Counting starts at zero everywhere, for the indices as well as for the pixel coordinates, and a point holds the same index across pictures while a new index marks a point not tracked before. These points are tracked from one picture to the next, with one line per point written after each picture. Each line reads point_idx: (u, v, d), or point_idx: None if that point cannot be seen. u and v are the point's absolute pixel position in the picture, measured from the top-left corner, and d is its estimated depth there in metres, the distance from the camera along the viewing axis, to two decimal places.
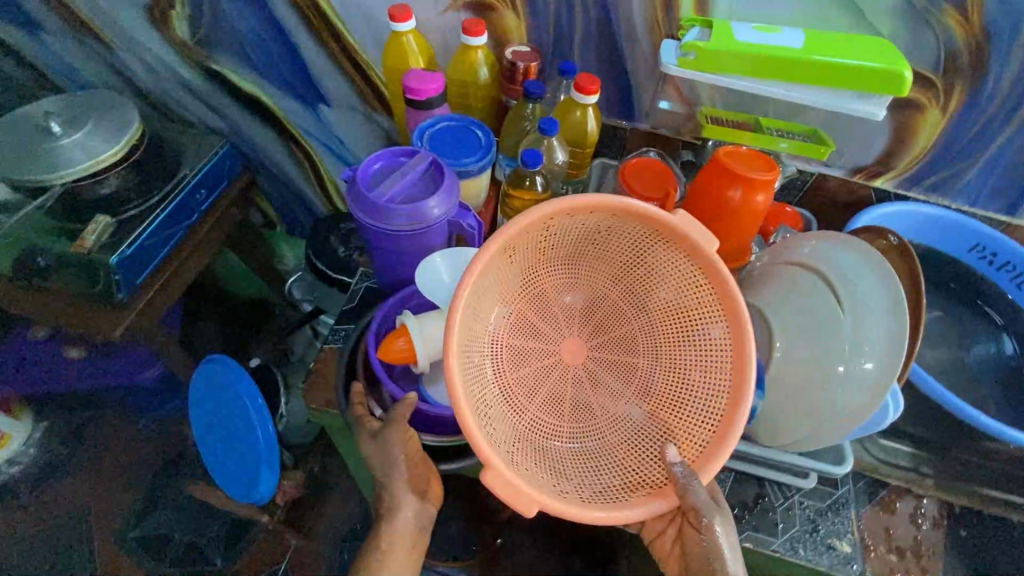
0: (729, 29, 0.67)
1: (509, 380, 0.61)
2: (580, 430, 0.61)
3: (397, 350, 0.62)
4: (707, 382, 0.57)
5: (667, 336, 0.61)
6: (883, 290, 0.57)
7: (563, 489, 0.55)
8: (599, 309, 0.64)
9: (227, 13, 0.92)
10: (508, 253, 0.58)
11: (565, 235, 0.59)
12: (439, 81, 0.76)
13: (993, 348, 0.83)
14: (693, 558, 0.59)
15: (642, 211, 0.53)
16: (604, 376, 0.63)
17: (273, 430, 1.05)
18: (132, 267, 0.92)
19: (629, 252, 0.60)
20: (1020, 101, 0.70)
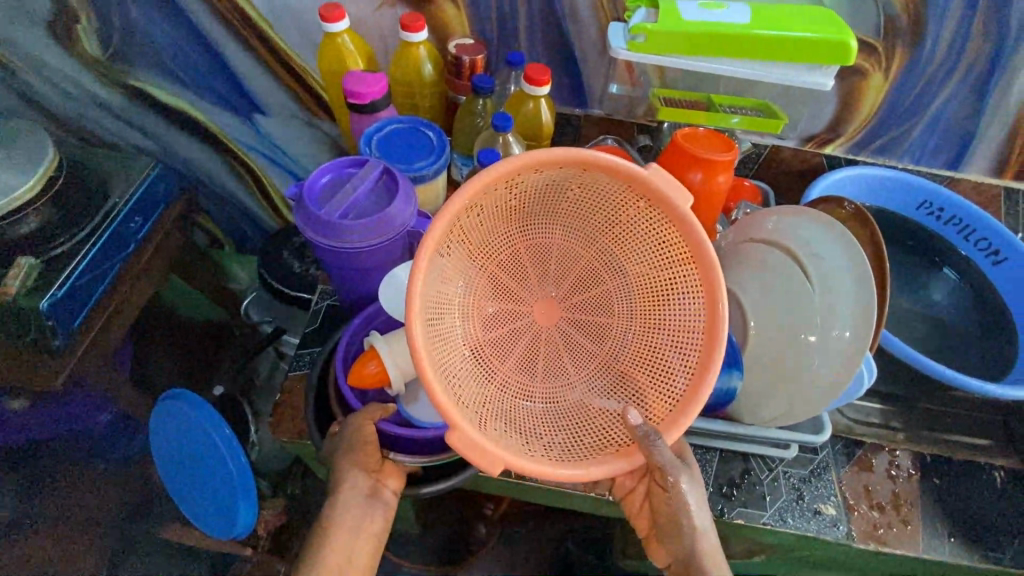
0: (675, 9, 0.65)
1: (482, 345, 0.59)
2: (552, 390, 0.60)
3: (368, 375, 0.60)
4: (680, 341, 0.55)
5: (642, 293, 0.58)
6: (848, 261, 0.57)
7: (531, 449, 0.54)
8: (573, 267, 0.61)
9: (141, 23, 0.85)
10: (473, 215, 0.54)
11: (535, 192, 0.55)
12: (382, 82, 0.72)
13: (950, 295, 0.84)
14: (662, 513, 0.61)
15: (615, 164, 0.49)
16: (580, 337, 0.61)
17: (246, 462, 1.00)
18: (67, 310, 0.85)
19: (603, 210, 0.57)
20: (957, 59, 0.72)
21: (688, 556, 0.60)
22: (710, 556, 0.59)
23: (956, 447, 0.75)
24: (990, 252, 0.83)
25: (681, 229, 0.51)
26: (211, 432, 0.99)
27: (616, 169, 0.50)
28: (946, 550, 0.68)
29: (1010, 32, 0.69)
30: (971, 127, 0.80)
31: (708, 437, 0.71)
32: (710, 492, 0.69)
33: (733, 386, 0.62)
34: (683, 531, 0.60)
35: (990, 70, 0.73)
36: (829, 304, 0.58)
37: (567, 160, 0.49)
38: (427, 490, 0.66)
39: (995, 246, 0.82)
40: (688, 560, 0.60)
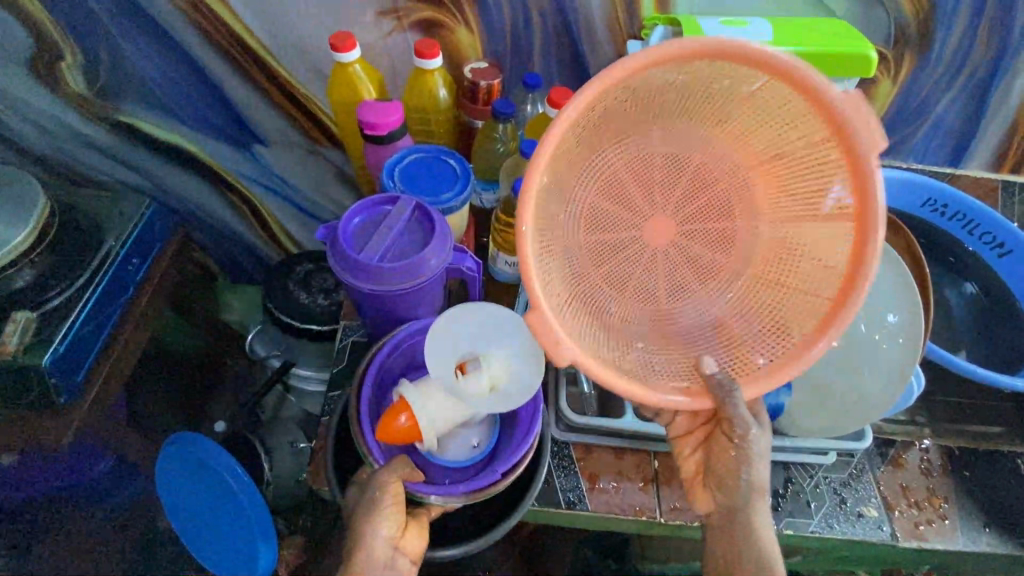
0: (698, 27, 0.66)
1: (581, 248, 0.58)
2: (642, 308, 0.60)
3: (397, 429, 0.57)
4: (807, 294, 0.55)
5: (772, 229, 0.57)
6: (892, 278, 0.61)
7: (604, 354, 0.54)
8: (703, 189, 0.59)
9: (132, 57, 0.81)
10: (620, 103, 0.51)
11: (699, 92, 0.51)
12: (399, 110, 0.70)
13: (959, 289, 0.86)
14: (719, 464, 0.57)
15: (815, 84, 0.45)
16: (688, 259, 0.61)
17: (258, 490, 0.87)
18: (70, 364, 0.80)
19: (766, 133, 0.53)
20: (961, 63, 0.75)
21: (737, 507, 0.57)
22: (759, 517, 0.57)
23: (982, 438, 0.77)
24: (995, 246, 0.85)
25: (847, 181, 0.49)
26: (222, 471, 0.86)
27: (811, 87, 0.45)
28: (984, 540, 0.71)
29: (1011, 36, 0.72)
30: (973, 127, 0.82)
31: None
32: None
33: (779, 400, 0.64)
34: (740, 487, 0.56)
35: (992, 71, 0.76)
36: (874, 309, 0.62)
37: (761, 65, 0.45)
38: (443, 554, 0.64)
39: (1000, 239, 0.84)
40: (737, 511, 0.57)
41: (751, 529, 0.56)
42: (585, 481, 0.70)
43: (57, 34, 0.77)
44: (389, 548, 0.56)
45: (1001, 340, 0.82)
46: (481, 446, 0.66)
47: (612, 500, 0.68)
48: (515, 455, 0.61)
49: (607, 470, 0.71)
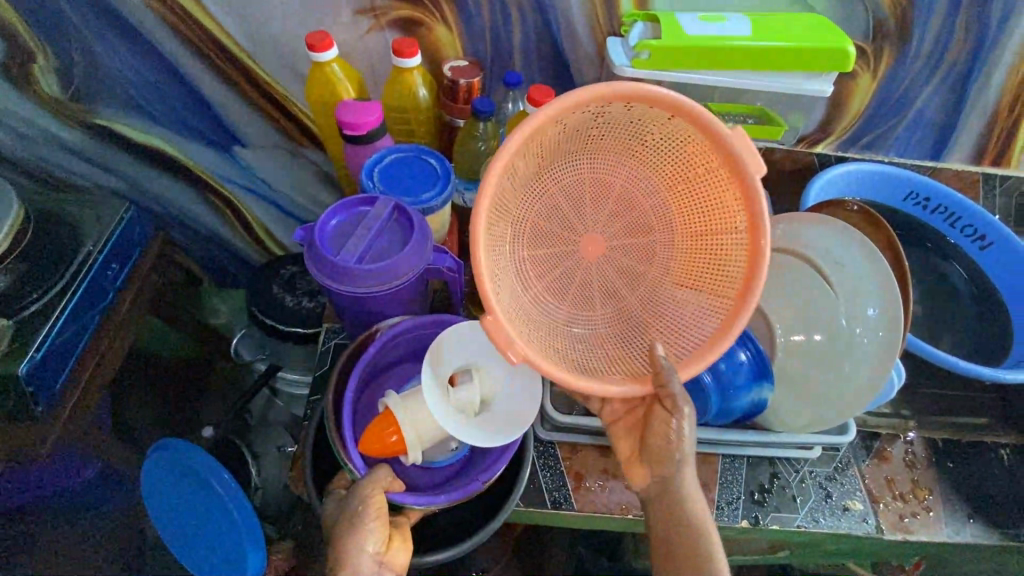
0: (677, 24, 0.66)
1: (528, 257, 0.59)
2: (581, 316, 0.61)
3: (380, 443, 0.57)
4: (711, 297, 0.56)
5: (687, 245, 0.58)
6: (868, 268, 0.62)
7: (551, 354, 0.55)
8: (631, 210, 0.60)
9: (107, 58, 0.79)
10: (555, 131, 0.53)
11: (615, 126, 0.55)
12: (377, 110, 0.69)
13: (941, 282, 0.87)
14: (655, 435, 0.56)
15: (700, 116, 0.49)
16: (620, 269, 0.61)
17: (247, 497, 0.84)
18: (48, 372, 0.78)
19: (675, 159, 0.56)
20: (939, 56, 0.75)
21: (667, 470, 0.56)
22: (687, 483, 0.56)
23: (965, 429, 0.77)
24: (976, 239, 0.86)
25: (740, 195, 0.52)
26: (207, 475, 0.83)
27: (696, 118, 0.49)
28: (968, 531, 0.71)
29: (988, 29, 0.73)
30: (953, 120, 0.83)
31: (735, 446, 0.71)
32: (744, 501, 0.69)
33: (764, 397, 0.63)
34: (675, 454, 0.55)
35: (970, 65, 0.76)
36: (855, 306, 0.62)
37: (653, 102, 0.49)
38: (432, 559, 0.63)
39: (981, 232, 0.85)
40: (669, 475, 0.56)
41: (682, 498, 0.56)
42: (572, 481, 0.69)
43: (29, 35, 0.75)
44: (374, 564, 0.54)
45: (981, 331, 0.82)
46: (460, 449, 0.66)
47: (599, 500, 0.68)
48: (497, 461, 0.61)
49: (594, 469, 0.70)
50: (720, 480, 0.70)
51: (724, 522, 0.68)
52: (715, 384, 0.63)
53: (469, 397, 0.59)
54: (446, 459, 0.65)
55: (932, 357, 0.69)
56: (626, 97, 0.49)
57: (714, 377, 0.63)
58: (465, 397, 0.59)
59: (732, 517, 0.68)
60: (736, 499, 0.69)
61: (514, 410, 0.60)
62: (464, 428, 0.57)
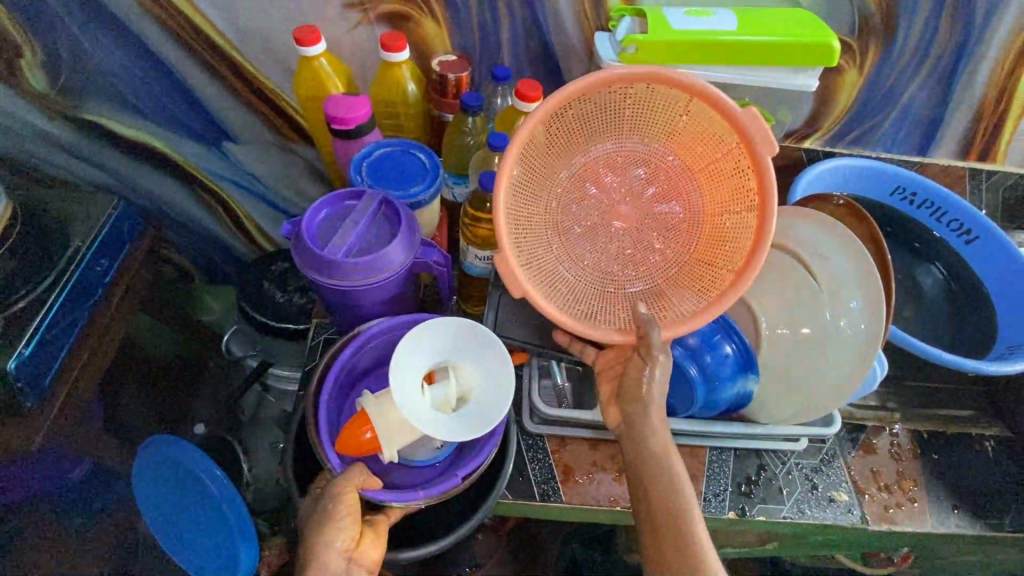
0: (663, 18, 0.67)
1: (553, 221, 0.62)
2: (600, 281, 0.63)
3: (356, 443, 0.58)
4: (717, 269, 0.59)
5: (707, 223, 0.60)
6: (851, 264, 0.62)
7: (552, 298, 0.59)
8: (658, 187, 0.62)
9: (94, 53, 0.79)
10: (588, 107, 0.57)
11: (648, 108, 0.58)
12: (366, 104, 0.69)
13: (927, 276, 0.88)
14: (630, 380, 0.60)
15: (720, 102, 0.52)
16: (645, 241, 0.63)
17: (239, 496, 0.84)
18: (36, 369, 0.78)
19: (704, 142, 0.58)
20: (925, 52, 0.76)
21: (631, 407, 0.59)
22: (657, 417, 0.59)
23: (949, 421, 0.78)
24: (963, 232, 0.86)
25: (756, 178, 0.54)
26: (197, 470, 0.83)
27: (716, 102, 0.52)
28: (952, 521, 0.72)
29: (972, 25, 0.73)
30: (939, 116, 0.83)
31: (722, 438, 0.71)
32: (731, 492, 0.70)
33: (749, 388, 0.64)
34: (645, 394, 0.58)
35: (955, 61, 0.77)
36: (837, 298, 0.63)
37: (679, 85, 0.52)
38: (406, 556, 0.63)
39: (966, 226, 0.85)
40: (636, 413, 0.59)
41: (649, 434, 0.58)
42: (560, 474, 0.70)
43: (15, 30, 0.75)
44: (343, 561, 0.54)
45: (965, 325, 0.83)
46: (445, 446, 0.66)
47: (586, 492, 0.69)
48: (475, 458, 0.61)
49: (582, 462, 0.71)
50: (707, 472, 0.71)
51: (711, 513, 0.68)
52: (700, 375, 0.64)
53: (445, 393, 0.60)
54: (429, 456, 0.65)
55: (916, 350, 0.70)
56: (654, 78, 0.52)
57: (700, 369, 0.64)
58: (441, 393, 0.60)
59: (719, 508, 0.69)
60: (723, 491, 0.70)
61: (490, 401, 0.60)
62: (437, 422, 0.58)
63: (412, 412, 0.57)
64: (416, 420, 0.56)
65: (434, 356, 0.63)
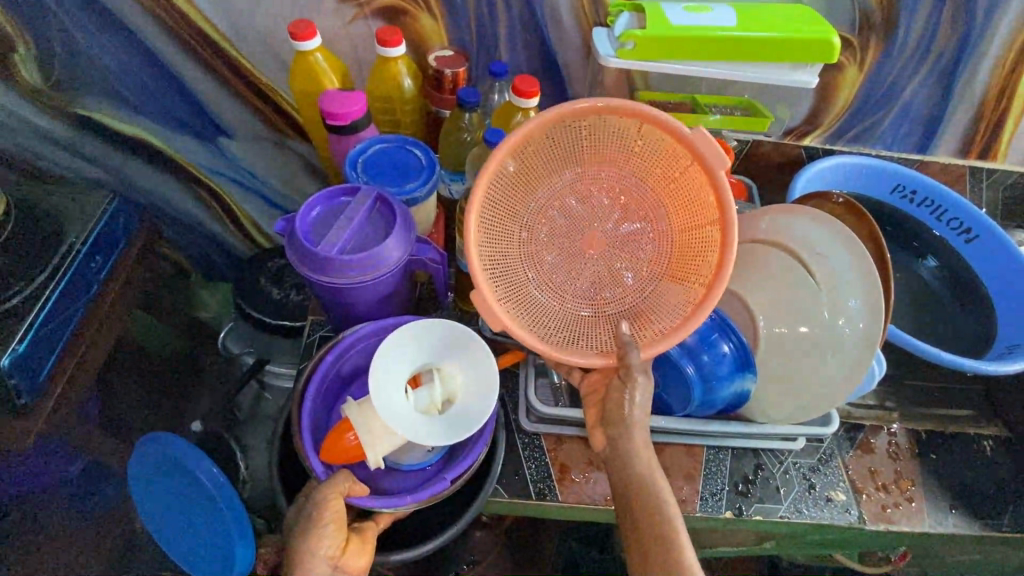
0: (662, 14, 0.66)
1: (530, 249, 0.62)
2: (581, 305, 0.62)
3: (342, 450, 0.59)
4: (688, 287, 0.58)
5: (678, 241, 0.60)
6: (851, 263, 0.61)
7: (531, 327, 0.59)
8: (630, 210, 0.61)
9: (88, 48, 0.78)
10: (547, 138, 0.57)
11: (606, 137, 0.58)
12: (361, 100, 0.68)
13: (925, 275, 0.87)
14: (610, 400, 0.59)
15: (668, 123, 0.53)
16: (620, 267, 0.62)
17: (235, 492, 0.83)
18: (30, 365, 0.77)
19: (663, 161, 0.57)
20: (926, 48, 0.75)
21: (617, 436, 0.58)
22: (639, 441, 0.58)
23: (947, 420, 0.78)
24: (962, 232, 0.86)
25: (714, 195, 0.54)
26: (192, 468, 0.82)
27: (664, 124, 0.53)
28: (950, 521, 0.71)
29: (974, 22, 0.73)
30: (940, 113, 0.83)
31: (720, 437, 0.71)
32: (728, 491, 0.69)
33: (746, 388, 0.63)
34: (625, 417, 0.58)
35: (956, 57, 0.76)
36: (835, 296, 0.62)
37: (628, 112, 0.53)
38: (395, 559, 0.63)
39: (966, 225, 0.85)
40: (619, 442, 0.58)
41: (632, 457, 0.57)
42: (557, 472, 0.70)
43: (8, 23, 0.74)
44: (328, 568, 0.55)
45: (964, 324, 0.83)
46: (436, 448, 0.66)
47: (583, 491, 0.68)
48: (463, 460, 0.61)
49: (579, 460, 0.70)
50: (704, 471, 0.70)
51: (707, 512, 0.68)
52: (698, 374, 0.64)
53: (429, 396, 0.61)
54: (419, 459, 0.65)
55: (916, 349, 0.70)
56: (601, 109, 0.53)
57: (697, 369, 0.64)
58: (426, 397, 0.61)
59: (716, 508, 0.68)
60: (720, 491, 0.69)
61: (474, 402, 0.61)
62: (421, 427, 0.59)
63: (395, 421, 0.58)
64: (399, 428, 0.57)
65: (415, 360, 0.64)
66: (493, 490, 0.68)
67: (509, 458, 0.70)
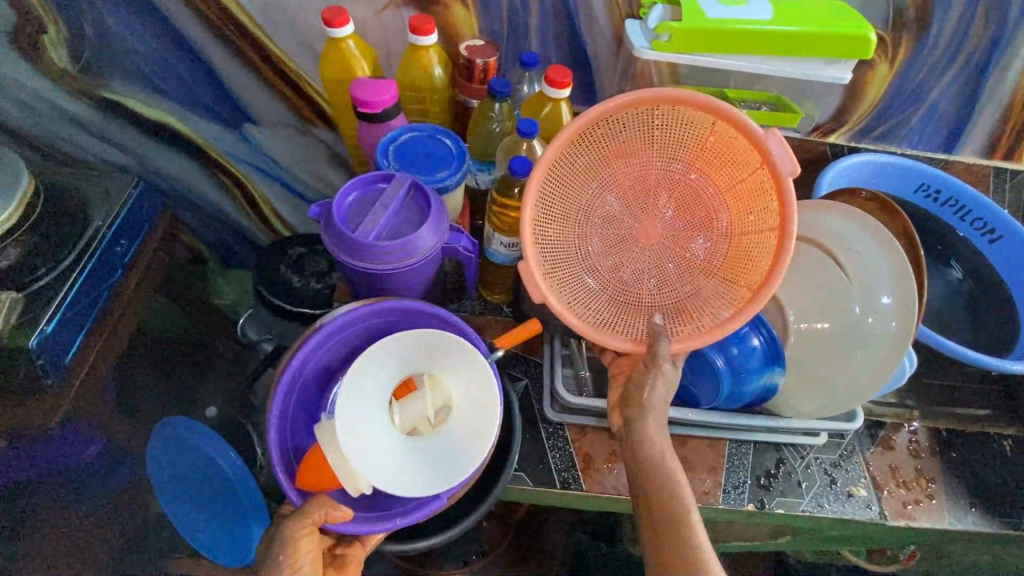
0: (698, 6, 0.66)
1: (584, 232, 0.62)
2: (626, 293, 0.63)
3: (318, 476, 0.58)
4: (735, 287, 0.59)
5: (733, 242, 0.60)
6: (883, 256, 0.62)
7: (572, 307, 0.61)
8: (690, 206, 0.61)
9: (116, 30, 0.78)
10: (617, 125, 0.57)
11: (678, 129, 0.57)
12: (393, 88, 0.68)
13: (948, 274, 0.87)
14: (634, 380, 0.60)
15: (744, 123, 0.52)
16: (671, 260, 0.62)
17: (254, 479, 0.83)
18: (57, 347, 0.78)
19: (732, 161, 0.57)
20: (957, 47, 0.75)
21: (631, 416, 0.59)
22: (650, 422, 0.59)
23: (967, 420, 0.78)
24: (985, 232, 0.86)
25: (777, 200, 0.54)
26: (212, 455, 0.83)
27: (740, 123, 0.53)
28: (970, 519, 0.72)
29: (1008, 20, 0.72)
30: (968, 113, 0.82)
31: (742, 431, 0.72)
32: (750, 485, 0.70)
33: (774, 381, 0.64)
34: (647, 400, 0.59)
35: (988, 56, 0.76)
36: (865, 286, 0.63)
37: (705, 107, 0.53)
38: (389, 548, 0.68)
39: (990, 225, 0.85)
40: (633, 424, 0.59)
41: (643, 439, 0.58)
42: (580, 462, 0.70)
43: (39, 6, 0.74)
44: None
45: (985, 325, 0.83)
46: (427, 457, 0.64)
47: (607, 481, 0.69)
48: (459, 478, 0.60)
49: (602, 451, 0.71)
50: (726, 464, 0.71)
51: (730, 505, 0.68)
52: (727, 367, 0.64)
53: (417, 414, 0.61)
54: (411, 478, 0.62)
55: (945, 348, 0.69)
56: (679, 102, 0.53)
57: (727, 361, 0.64)
58: (413, 414, 0.61)
59: (738, 500, 0.69)
60: (743, 484, 0.70)
61: (467, 417, 0.61)
62: (403, 451, 0.60)
63: (365, 462, 0.56)
64: (370, 473, 0.56)
65: (400, 367, 0.62)
66: (517, 478, 0.69)
67: (533, 446, 0.71)
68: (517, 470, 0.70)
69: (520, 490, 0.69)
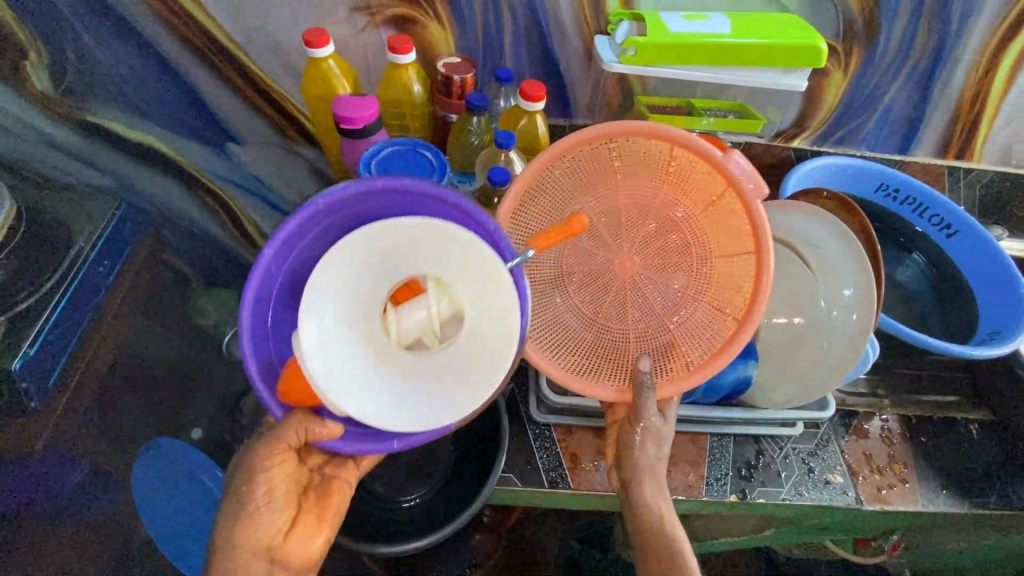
0: (661, 21, 0.70)
1: (562, 274, 0.66)
2: (612, 329, 0.65)
3: (302, 392, 0.51)
4: (718, 311, 0.62)
5: (713, 266, 0.63)
6: (844, 251, 0.66)
7: (557, 358, 0.62)
8: (664, 234, 0.64)
9: (98, 55, 0.80)
10: (576, 161, 0.61)
11: (639, 159, 0.61)
12: (374, 105, 0.71)
13: (907, 269, 0.92)
14: (622, 442, 0.62)
15: (701, 148, 0.56)
16: (653, 291, 0.65)
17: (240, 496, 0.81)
18: (38, 370, 0.78)
19: (700, 186, 0.60)
20: (904, 56, 0.80)
21: (629, 480, 0.61)
22: (647, 488, 0.60)
23: (935, 406, 0.82)
24: (942, 227, 0.90)
25: (749, 222, 0.57)
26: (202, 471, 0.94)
27: (699, 150, 0.56)
28: (941, 501, 0.75)
29: (948, 30, 0.78)
30: (920, 116, 0.88)
31: (721, 424, 0.74)
32: (732, 476, 0.72)
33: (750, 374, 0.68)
34: (639, 461, 0.61)
35: (933, 63, 0.81)
36: (828, 283, 0.67)
37: (662, 137, 0.56)
38: (383, 551, 0.68)
39: (946, 221, 0.89)
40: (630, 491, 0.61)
41: (643, 504, 0.60)
42: (567, 461, 0.72)
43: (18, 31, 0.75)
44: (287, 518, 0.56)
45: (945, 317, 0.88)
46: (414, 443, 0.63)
47: (592, 477, 0.71)
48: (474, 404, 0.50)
49: (589, 449, 0.73)
50: (708, 457, 0.73)
51: (713, 496, 0.71)
52: None
53: (420, 325, 0.47)
54: None
55: (907, 336, 0.73)
56: (634, 133, 0.57)
57: None
58: (415, 324, 0.47)
59: (721, 491, 0.71)
60: (725, 476, 0.72)
61: (479, 342, 0.48)
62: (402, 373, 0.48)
63: (340, 392, 0.46)
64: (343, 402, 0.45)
65: (395, 262, 0.47)
66: (506, 478, 0.70)
67: (521, 449, 0.72)
68: (506, 471, 0.71)
69: (508, 491, 0.70)
